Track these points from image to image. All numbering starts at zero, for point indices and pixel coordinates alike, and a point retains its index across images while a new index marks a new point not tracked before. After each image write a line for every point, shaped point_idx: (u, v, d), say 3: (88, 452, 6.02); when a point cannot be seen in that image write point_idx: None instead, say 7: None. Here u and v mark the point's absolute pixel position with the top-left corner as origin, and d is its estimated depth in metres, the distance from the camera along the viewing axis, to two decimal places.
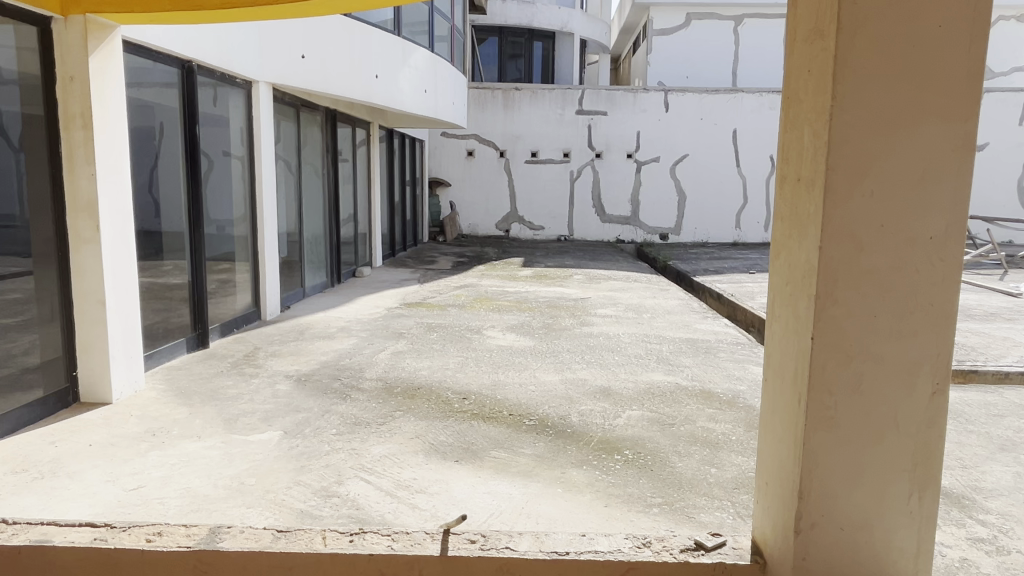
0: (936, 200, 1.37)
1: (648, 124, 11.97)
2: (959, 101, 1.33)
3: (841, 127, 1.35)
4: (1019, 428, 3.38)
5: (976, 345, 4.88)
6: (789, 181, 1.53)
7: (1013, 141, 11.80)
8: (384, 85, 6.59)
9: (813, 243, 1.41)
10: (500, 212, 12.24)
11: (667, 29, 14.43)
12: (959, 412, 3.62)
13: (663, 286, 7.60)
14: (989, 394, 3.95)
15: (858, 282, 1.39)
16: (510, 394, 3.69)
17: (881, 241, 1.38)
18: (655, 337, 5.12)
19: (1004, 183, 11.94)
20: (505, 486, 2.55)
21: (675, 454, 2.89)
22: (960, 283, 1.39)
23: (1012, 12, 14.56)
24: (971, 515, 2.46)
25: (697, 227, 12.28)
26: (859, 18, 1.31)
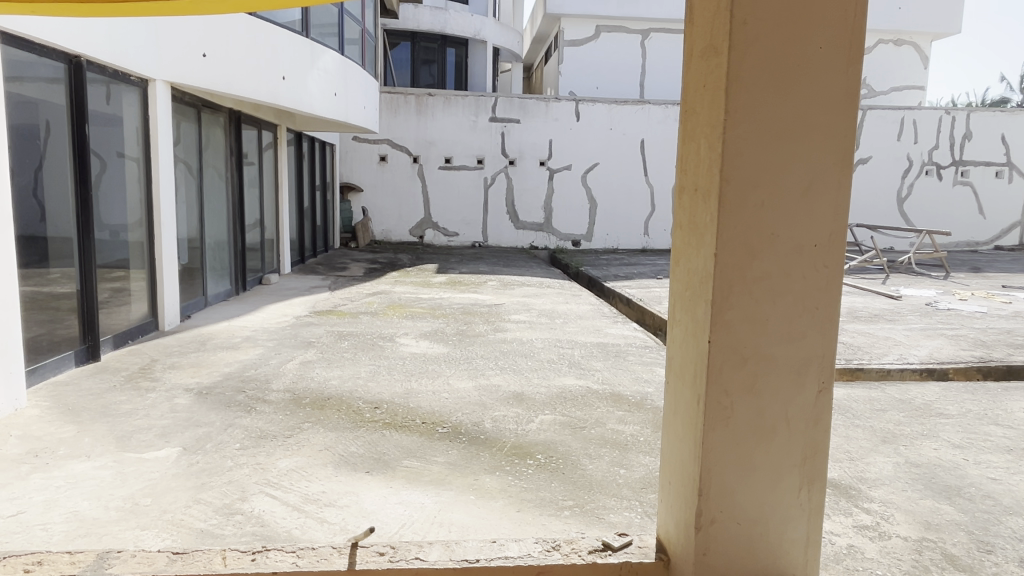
0: (819, 209, 1.46)
1: (560, 133, 12.18)
2: (839, 118, 1.43)
3: (734, 141, 1.41)
4: (898, 421, 3.65)
5: (861, 345, 5.24)
6: (687, 191, 1.58)
7: (893, 155, 12.75)
8: (291, 87, 6.41)
9: (709, 251, 1.47)
10: (414, 218, 12.13)
11: (578, 40, 14.76)
12: (847, 408, 3.87)
13: (575, 291, 7.74)
14: (873, 390, 4.25)
15: (751, 287, 1.46)
16: (423, 401, 3.66)
17: (772, 248, 1.46)
18: (567, 341, 5.21)
19: (885, 194, 12.89)
20: (417, 495, 2.52)
21: (586, 457, 2.95)
22: (842, 288, 1.49)
23: (889, 36, 15.75)
24: (857, 504, 2.63)
25: (608, 233, 12.58)
26: (747, 38, 1.38)
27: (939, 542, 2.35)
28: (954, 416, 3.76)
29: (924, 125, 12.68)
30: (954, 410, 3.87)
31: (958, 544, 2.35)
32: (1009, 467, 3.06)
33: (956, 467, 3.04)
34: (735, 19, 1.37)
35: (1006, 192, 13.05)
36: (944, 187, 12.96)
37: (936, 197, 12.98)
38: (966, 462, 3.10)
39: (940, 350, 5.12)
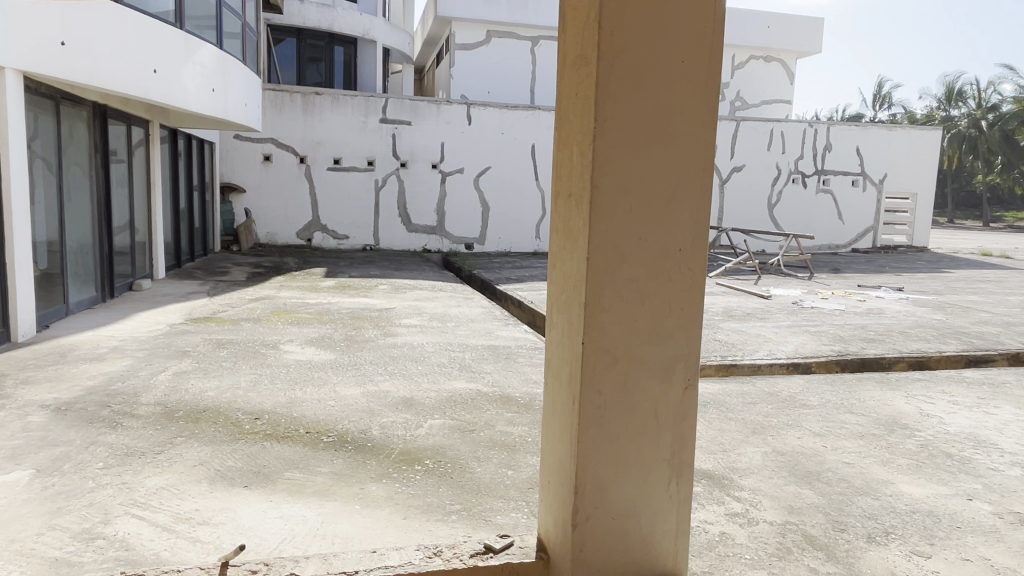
0: (683, 215, 1.53)
1: (452, 136, 12.15)
2: (699, 129, 1.51)
3: (603, 150, 1.46)
4: (767, 413, 3.90)
5: (735, 342, 5.56)
6: (562, 197, 1.62)
7: (763, 164, 13.64)
8: (164, 82, 6.04)
9: (581, 255, 1.51)
10: (301, 220, 11.75)
11: (469, 44, 14.81)
12: (722, 402, 4.10)
13: (467, 294, 7.75)
14: (746, 384, 4.53)
15: (620, 290, 1.52)
16: (308, 410, 3.54)
17: (640, 253, 1.52)
18: (458, 345, 5.21)
19: (757, 201, 13.76)
20: (299, 508, 2.43)
21: (475, 460, 2.96)
22: (704, 290, 1.58)
23: (760, 53, 16.83)
24: (729, 493, 2.79)
25: (500, 236, 12.65)
26: (614, 49, 1.43)
27: (800, 524, 2.53)
28: (815, 406, 4.06)
29: (790, 137, 13.65)
30: (815, 401, 4.19)
31: (817, 525, 2.53)
32: (861, 452, 3.33)
33: (817, 454, 3.28)
34: (603, 30, 1.42)
35: (861, 199, 14.25)
36: (809, 195, 14.00)
37: (802, 204, 14.00)
38: (825, 448, 3.36)
39: (804, 345, 5.51)
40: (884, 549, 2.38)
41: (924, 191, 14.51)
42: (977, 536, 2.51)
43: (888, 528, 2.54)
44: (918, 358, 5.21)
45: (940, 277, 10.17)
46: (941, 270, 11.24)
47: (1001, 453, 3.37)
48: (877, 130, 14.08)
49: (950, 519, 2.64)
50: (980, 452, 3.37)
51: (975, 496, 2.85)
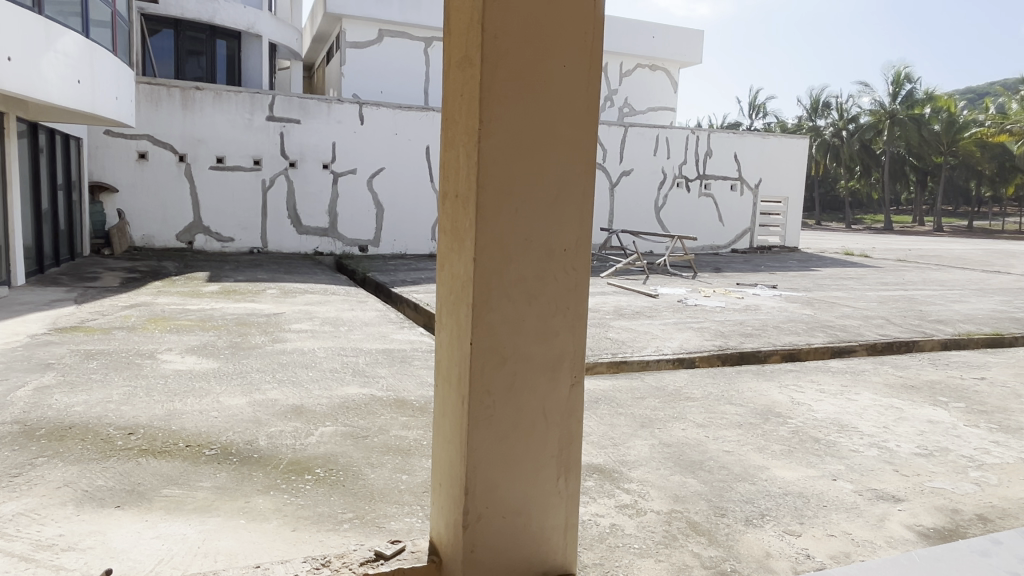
0: (567, 216, 1.57)
1: (344, 136, 11.86)
2: (581, 133, 1.55)
3: (489, 152, 1.48)
4: (654, 406, 4.07)
5: (625, 339, 5.77)
6: (449, 198, 1.62)
7: (650, 168, 14.20)
8: (20, 70, 5.54)
9: (468, 256, 1.52)
10: (181, 221, 11.12)
11: (361, 42, 14.53)
12: (613, 398, 4.23)
13: (361, 297, 7.59)
14: (635, 380, 4.71)
15: (506, 290, 1.53)
16: (189, 423, 3.35)
17: (526, 252, 1.54)
18: (351, 349, 5.09)
19: (645, 203, 14.31)
20: (178, 526, 2.29)
21: (368, 466, 2.90)
22: (589, 289, 1.62)
23: (646, 62, 17.52)
24: (619, 485, 2.88)
25: (395, 238, 12.46)
26: (498, 52, 1.44)
27: (685, 512, 2.65)
28: (698, 398, 4.27)
29: (674, 143, 14.30)
30: (698, 393, 4.41)
31: (700, 512, 2.66)
32: (740, 440, 3.54)
33: (700, 444, 3.45)
34: (486, 34, 1.43)
35: (739, 203, 15.14)
36: (692, 198, 14.71)
37: (686, 207, 14.68)
38: (707, 438, 3.54)
39: (689, 341, 5.79)
40: (760, 530, 2.53)
41: (794, 195, 15.62)
42: (841, 513, 2.72)
43: (763, 511, 2.71)
44: (790, 351, 5.58)
45: (808, 276, 10.97)
46: (809, 268, 12.13)
47: (861, 435, 3.68)
48: (752, 138, 15.01)
49: (817, 498, 2.85)
50: (843, 436, 3.66)
51: (840, 476, 3.09)
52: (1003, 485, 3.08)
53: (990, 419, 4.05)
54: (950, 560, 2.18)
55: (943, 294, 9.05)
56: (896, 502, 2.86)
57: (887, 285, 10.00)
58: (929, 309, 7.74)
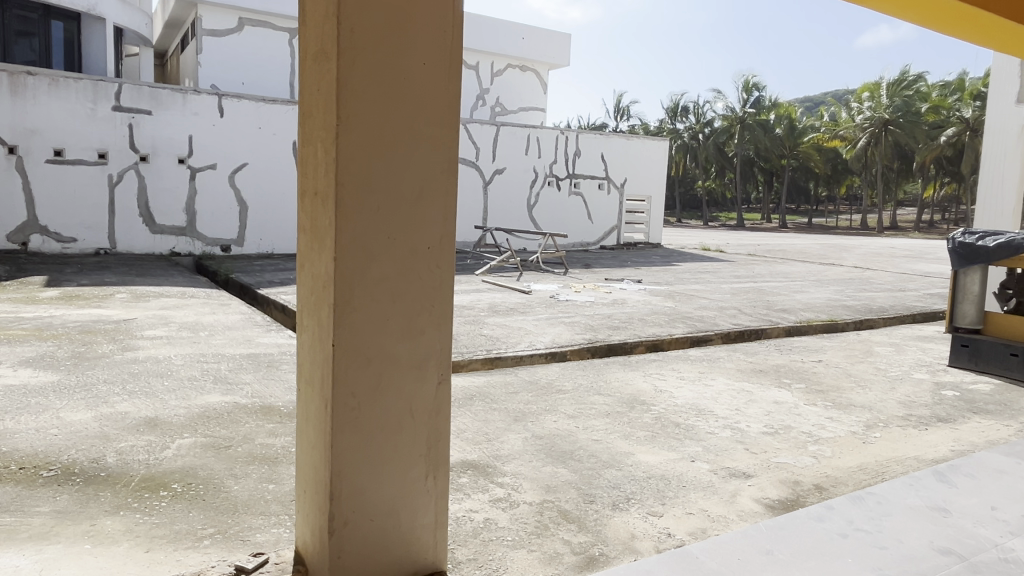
0: (430, 213, 1.57)
1: (201, 130, 11.15)
2: (442, 128, 1.56)
3: (347, 147, 1.44)
4: (526, 401, 4.15)
5: (499, 336, 5.84)
6: (308, 196, 1.57)
7: (522, 166, 14.45)
8: None
9: (329, 255, 1.48)
10: (13, 220, 10.03)
11: (218, 30, 13.72)
12: (487, 394, 4.27)
13: (224, 301, 7.19)
14: (509, 376, 4.79)
15: (369, 289, 1.51)
16: (22, 443, 3.02)
17: (389, 251, 1.52)
18: (212, 356, 4.80)
19: (517, 202, 14.54)
20: (9, 558, 2.07)
21: (231, 478, 2.75)
22: (453, 286, 1.63)
23: (516, 62, 17.79)
24: (492, 479, 2.92)
25: (260, 237, 11.90)
26: (354, 45, 1.41)
27: (556, 501, 2.73)
28: (569, 390, 4.41)
29: (545, 143, 14.62)
30: (569, 386, 4.55)
31: (570, 500, 2.75)
32: (607, 428, 3.69)
33: (570, 434, 3.56)
34: (343, 27, 1.40)
35: (606, 201, 15.76)
36: (563, 197, 15.13)
37: (556, 205, 15.07)
38: (577, 429, 3.66)
39: (560, 335, 5.96)
40: (625, 514, 2.66)
41: (656, 194, 16.49)
42: (698, 491, 2.91)
43: (628, 495, 2.84)
44: (654, 342, 5.87)
45: (670, 270, 11.62)
46: (671, 263, 12.85)
47: (716, 418, 3.94)
48: (617, 139, 15.66)
49: (677, 479, 3.02)
50: (701, 419, 3.91)
51: (697, 457, 3.31)
52: (836, 456, 3.41)
53: (826, 397, 4.47)
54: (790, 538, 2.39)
55: (787, 285, 9.88)
56: (746, 478, 3.09)
57: (740, 278, 10.77)
58: (775, 299, 8.44)
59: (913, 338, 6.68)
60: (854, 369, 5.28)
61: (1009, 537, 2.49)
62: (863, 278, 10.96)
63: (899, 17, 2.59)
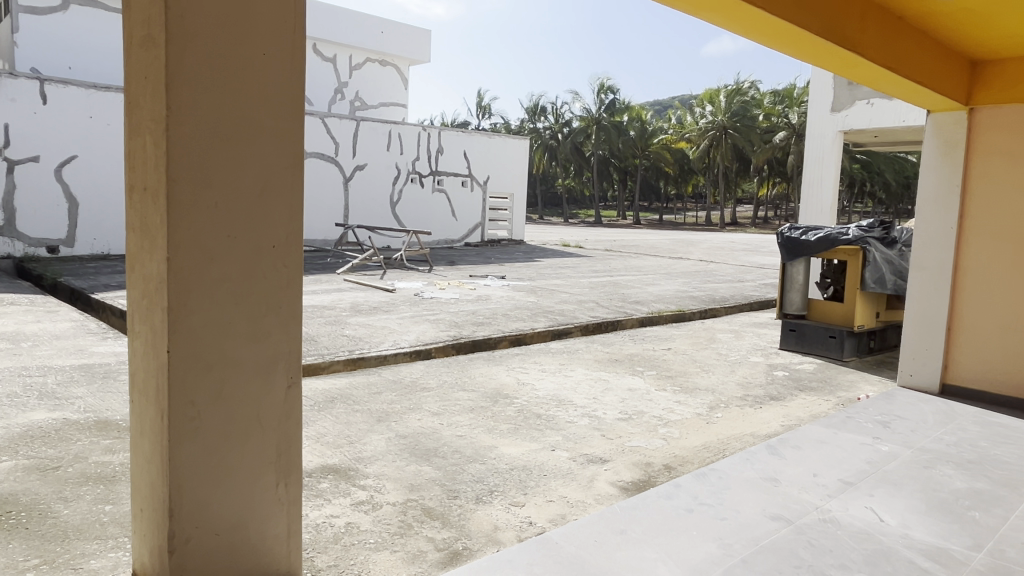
0: (273, 210, 1.51)
1: (19, 118, 9.95)
2: (285, 121, 1.50)
3: (180, 140, 1.36)
4: (390, 400, 4.10)
5: (362, 335, 5.72)
6: (136, 192, 1.46)
7: (384, 163, 14.21)
8: None
9: (161, 256, 1.38)
10: None
11: (38, 8, 12.31)
12: (349, 396, 4.17)
13: (51, 308, 6.49)
14: (371, 376, 4.70)
15: (208, 291, 1.43)
16: None
17: (229, 250, 1.45)
18: (37, 369, 4.32)
19: (380, 199, 14.28)
20: None
21: (60, 502, 2.50)
22: (302, 286, 1.58)
23: (375, 56, 17.46)
24: (355, 483, 2.86)
25: (94, 237, 10.87)
26: (185, 32, 1.33)
27: (420, 499, 2.72)
28: (433, 388, 4.40)
29: (407, 139, 14.46)
30: (433, 383, 4.54)
31: (434, 497, 2.75)
32: (471, 423, 3.73)
33: (434, 431, 3.56)
34: (171, 12, 1.31)
35: (469, 199, 15.87)
36: (426, 194, 15.05)
37: (420, 201, 14.97)
38: (441, 426, 3.66)
39: (424, 333, 5.93)
40: (488, 506, 2.70)
41: (518, 192, 16.88)
42: (557, 479, 3.01)
43: (491, 487, 2.89)
44: (517, 336, 5.99)
45: (532, 266, 11.90)
46: (533, 259, 13.18)
47: (575, 408, 4.10)
48: (479, 137, 15.81)
49: (538, 469, 3.11)
50: (561, 409, 4.05)
51: (557, 446, 3.42)
52: (682, 437, 3.66)
53: (674, 382, 4.78)
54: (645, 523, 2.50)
55: (640, 279, 10.45)
56: (602, 463, 3.24)
57: (597, 272, 11.25)
58: (630, 292, 8.89)
59: (750, 325, 7.29)
60: (699, 355, 5.68)
61: (828, 499, 2.78)
62: (707, 271, 11.82)
63: (728, 29, 2.80)
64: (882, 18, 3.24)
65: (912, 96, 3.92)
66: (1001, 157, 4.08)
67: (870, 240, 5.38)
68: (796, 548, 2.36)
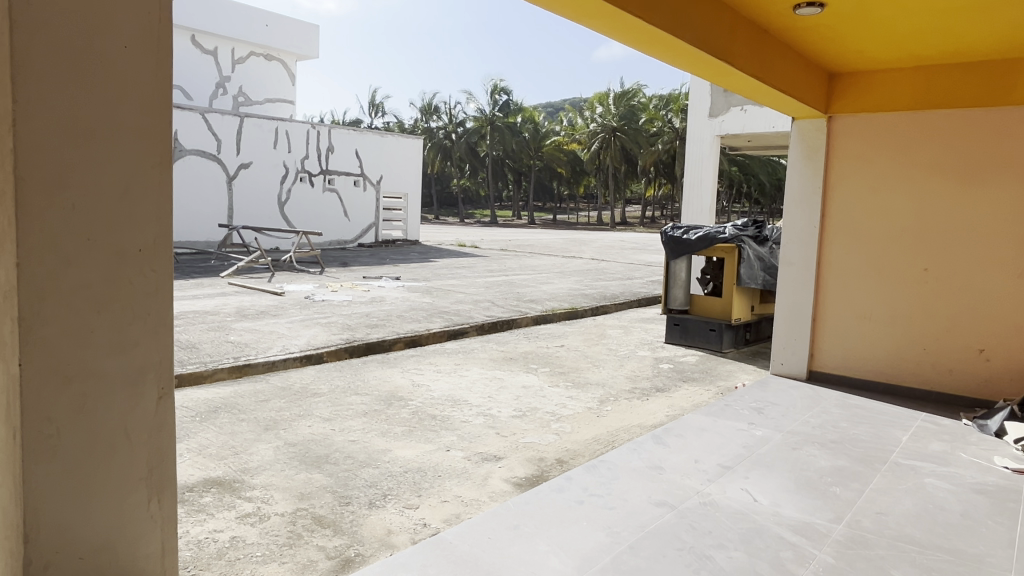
0: (138, 212, 1.43)
1: None
2: (149, 118, 1.42)
3: (28, 136, 1.26)
4: (278, 408, 3.96)
5: (248, 341, 5.49)
6: None
7: (270, 161, 13.67)
8: None
9: (9, 260, 1.28)
10: None
11: None
12: (234, 405, 4.00)
13: None
14: (258, 383, 4.52)
15: (64, 297, 1.33)
16: None
17: (89, 254, 1.36)
18: None
19: (267, 198, 13.74)
20: None
21: None
22: (173, 294, 1.51)
23: (260, 50, 16.77)
24: (240, 495, 2.75)
25: None
26: (31, 19, 1.24)
27: (310, 508, 2.65)
28: (324, 393, 4.29)
29: (295, 137, 14.00)
30: (324, 388, 4.43)
31: (325, 505, 2.69)
32: (364, 427, 3.67)
33: (325, 438, 3.47)
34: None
35: (362, 199, 15.56)
36: (316, 193, 14.62)
37: (310, 201, 14.52)
38: (332, 432, 3.58)
39: (315, 337, 5.76)
40: (381, 511, 2.66)
41: (412, 192, 16.73)
42: (452, 479, 3.02)
43: (384, 491, 2.85)
44: (412, 338, 5.93)
45: (427, 267, 11.83)
46: (428, 259, 13.11)
47: (470, 407, 4.12)
48: (371, 136, 15.53)
49: (432, 470, 3.11)
50: (456, 409, 4.06)
51: (452, 446, 3.43)
52: (574, 431, 3.76)
53: (567, 378, 4.90)
54: (537, 518, 2.55)
55: (534, 278, 10.62)
56: (496, 460, 3.28)
57: (492, 272, 11.33)
58: (524, 291, 9.01)
59: (638, 321, 7.58)
60: (590, 351, 5.85)
61: (708, 483, 2.95)
62: (599, 269, 12.18)
63: (610, 37, 2.91)
64: (750, 30, 3.46)
65: (777, 104, 4.22)
66: (855, 162, 4.46)
67: (744, 239, 5.73)
68: (678, 531, 2.48)
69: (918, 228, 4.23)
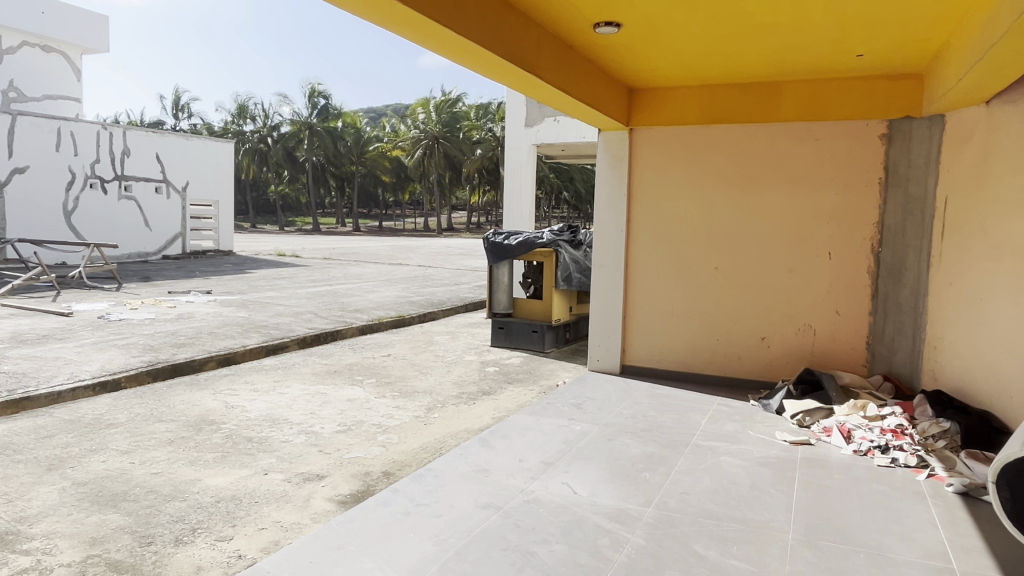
0: None
1: None
2: None
3: None
4: (64, 444, 3.52)
5: (26, 370, 4.82)
6: None
7: (51, 165, 12.14)
8: None
9: None
10: None
11: None
12: (8, 444, 3.49)
13: None
14: (39, 418, 3.98)
15: None
16: None
17: None
18: None
19: (49, 207, 12.18)
20: None
21: None
22: None
23: (35, 40, 14.87)
24: (14, 549, 2.40)
25: None
26: None
27: (103, 553, 2.38)
28: (123, 423, 3.88)
29: (82, 138, 12.55)
30: (122, 418, 4.00)
31: (122, 548, 2.43)
32: (169, 457, 3.36)
33: (123, 473, 3.14)
34: None
35: (165, 207, 14.30)
36: (110, 201, 13.21)
37: (102, 210, 13.08)
38: (132, 465, 3.24)
39: (111, 361, 5.19)
40: (190, 547, 2.45)
41: (223, 199, 15.67)
42: (270, 504, 2.86)
43: (193, 525, 2.63)
44: (226, 356, 5.53)
45: (242, 278, 11.13)
46: (243, 271, 12.35)
47: (290, 426, 3.93)
48: (174, 138, 14.33)
49: (249, 497, 2.92)
50: (275, 429, 3.85)
51: (270, 469, 3.24)
52: (401, 442, 3.72)
53: (393, 388, 4.83)
54: (362, 535, 2.49)
55: (359, 286, 10.39)
56: (319, 479, 3.15)
57: (314, 282, 10.92)
58: (348, 301, 8.78)
59: (465, 326, 7.68)
60: (417, 359, 5.82)
61: (532, 481, 3.05)
62: (425, 275, 12.19)
63: (424, 46, 2.93)
64: (555, 44, 3.63)
65: (584, 116, 4.48)
66: (655, 171, 4.84)
67: (561, 243, 6.03)
68: (503, 531, 2.54)
69: (709, 231, 4.69)
